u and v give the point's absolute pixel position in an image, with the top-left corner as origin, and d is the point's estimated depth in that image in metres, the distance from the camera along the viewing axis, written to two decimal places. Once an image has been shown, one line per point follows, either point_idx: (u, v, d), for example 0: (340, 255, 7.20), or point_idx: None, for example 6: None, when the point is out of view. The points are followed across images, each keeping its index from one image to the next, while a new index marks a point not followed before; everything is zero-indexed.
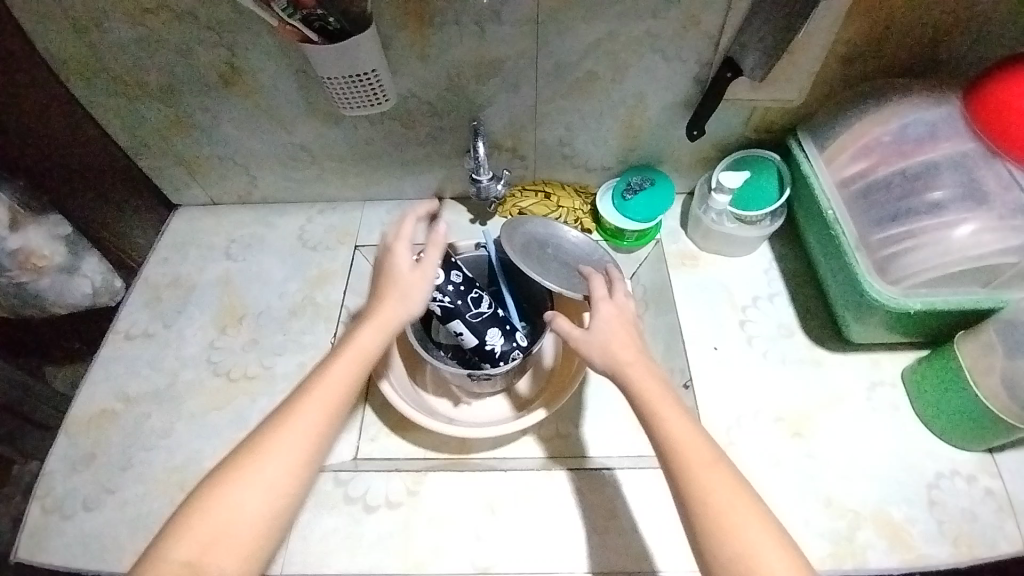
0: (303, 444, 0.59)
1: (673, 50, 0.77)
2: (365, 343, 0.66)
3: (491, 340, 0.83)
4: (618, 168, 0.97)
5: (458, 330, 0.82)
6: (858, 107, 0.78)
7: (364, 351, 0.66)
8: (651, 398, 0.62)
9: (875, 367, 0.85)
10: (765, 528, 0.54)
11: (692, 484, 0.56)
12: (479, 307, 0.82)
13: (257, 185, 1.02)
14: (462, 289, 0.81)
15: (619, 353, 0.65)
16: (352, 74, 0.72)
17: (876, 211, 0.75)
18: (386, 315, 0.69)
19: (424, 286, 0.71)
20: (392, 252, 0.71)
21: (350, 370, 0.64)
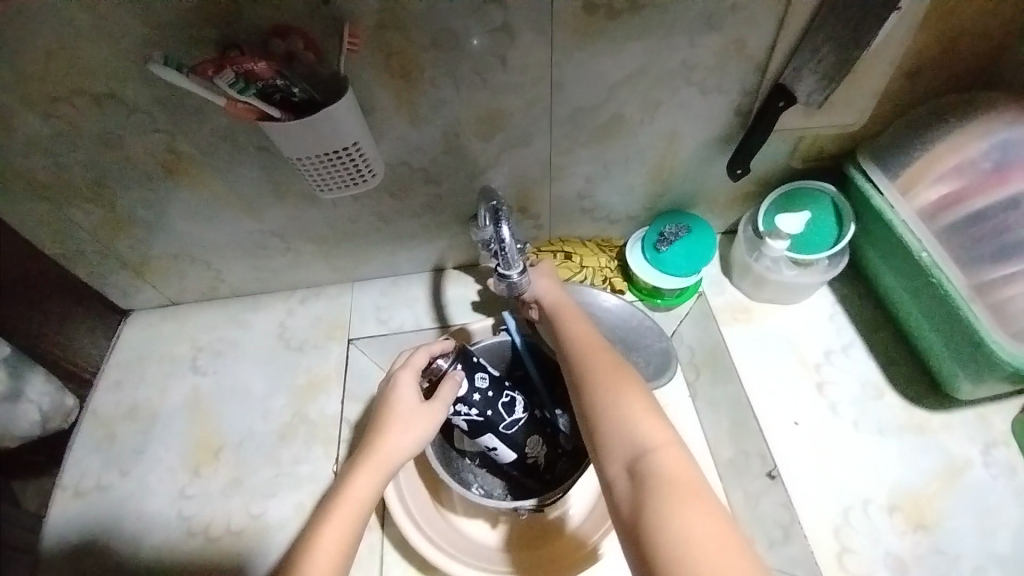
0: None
1: (712, 82, 0.65)
2: (361, 491, 0.58)
3: (532, 450, 0.69)
4: (646, 217, 0.83)
5: (491, 445, 0.67)
6: (932, 129, 0.68)
7: (361, 498, 0.57)
8: (562, 313, 0.67)
9: (985, 424, 0.70)
10: (642, 410, 0.55)
11: (582, 367, 0.60)
12: (514, 414, 0.66)
13: (223, 279, 0.86)
14: (490, 396, 0.64)
15: (561, 318, 0.66)
16: (327, 152, 0.57)
17: (975, 249, 0.63)
18: (385, 456, 0.59)
19: (430, 426, 0.60)
20: (396, 381, 0.62)
21: (350, 524, 0.56)
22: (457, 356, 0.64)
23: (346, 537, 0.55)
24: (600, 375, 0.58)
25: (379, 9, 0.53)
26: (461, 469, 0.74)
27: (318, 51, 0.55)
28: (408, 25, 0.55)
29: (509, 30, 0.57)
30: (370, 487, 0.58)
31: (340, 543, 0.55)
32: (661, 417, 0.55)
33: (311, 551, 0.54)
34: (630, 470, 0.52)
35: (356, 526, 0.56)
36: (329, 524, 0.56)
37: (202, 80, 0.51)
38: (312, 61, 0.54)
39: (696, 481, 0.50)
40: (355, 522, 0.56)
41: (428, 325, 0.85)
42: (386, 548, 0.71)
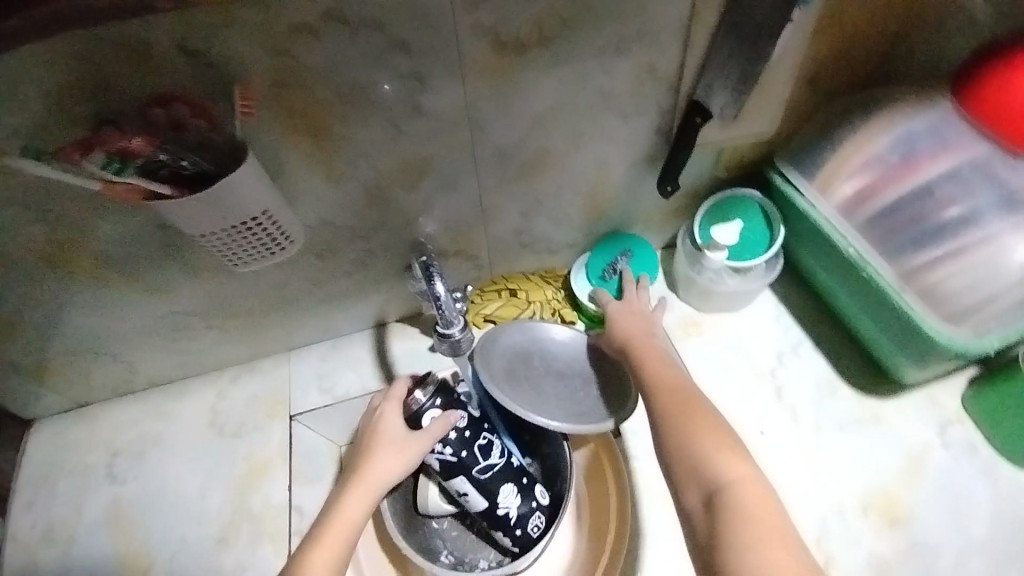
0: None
1: (630, 107, 0.65)
2: (350, 518, 0.55)
3: (504, 503, 0.64)
4: (585, 243, 0.82)
5: (462, 489, 0.63)
6: (842, 126, 0.69)
7: (348, 527, 0.55)
8: (647, 343, 0.63)
9: (935, 404, 0.72)
10: (724, 447, 0.51)
11: (658, 402, 0.56)
12: (489, 458, 0.63)
13: (138, 369, 0.77)
14: (467, 436, 0.61)
15: (622, 344, 0.64)
16: (233, 225, 0.53)
17: (899, 238, 0.64)
18: (372, 483, 0.57)
19: (416, 454, 0.58)
20: (385, 409, 0.60)
21: (336, 553, 0.53)
22: (438, 388, 0.61)
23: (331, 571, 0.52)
24: (685, 410, 0.54)
25: (272, 66, 0.49)
26: (429, 535, 0.72)
27: (209, 117, 0.50)
28: (308, 80, 0.51)
29: (418, 75, 0.54)
30: (358, 514, 0.56)
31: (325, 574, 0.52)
32: (744, 455, 0.51)
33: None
34: (707, 506, 0.48)
35: (342, 557, 0.53)
36: (315, 553, 0.53)
37: (70, 165, 0.47)
38: (203, 127, 0.50)
39: (783, 525, 0.46)
40: (340, 554, 0.53)
41: (375, 387, 0.79)
42: None
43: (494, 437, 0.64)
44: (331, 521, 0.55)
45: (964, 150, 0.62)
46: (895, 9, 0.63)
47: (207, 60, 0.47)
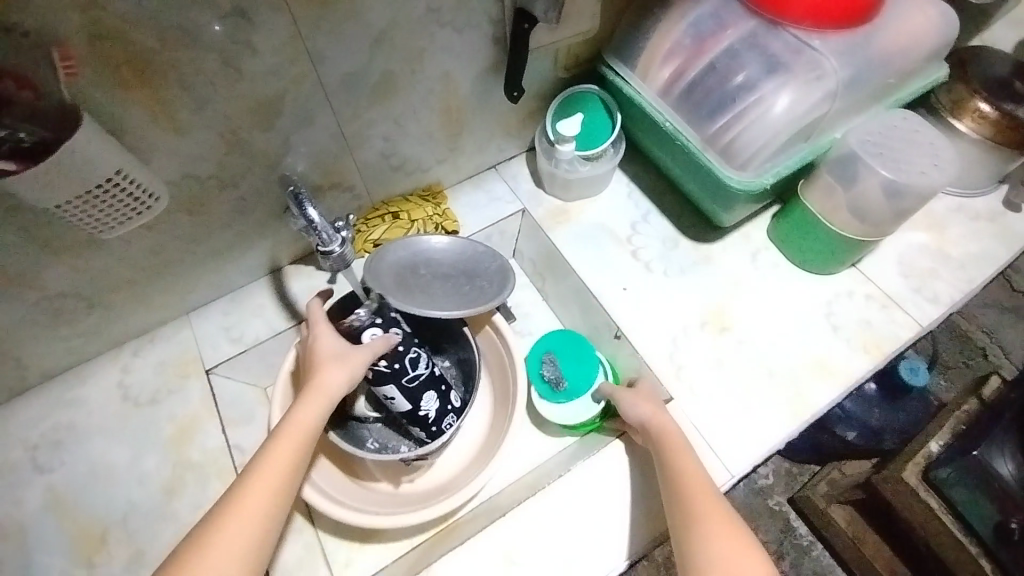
0: (256, 523, 0.55)
1: (461, 19, 0.69)
2: (305, 423, 0.61)
3: (426, 406, 0.72)
4: (453, 158, 0.88)
5: (388, 395, 0.71)
6: (648, 16, 0.79)
7: (304, 432, 0.61)
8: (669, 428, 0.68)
9: (748, 239, 0.90)
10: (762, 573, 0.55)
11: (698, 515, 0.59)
12: (416, 370, 0.71)
13: (27, 363, 0.75)
14: (398, 350, 0.69)
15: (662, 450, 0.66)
16: (86, 192, 0.54)
17: (703, 108, 0.77)
18: (323, 394, 0.63)
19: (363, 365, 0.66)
20: (325, 330, 0.67)
21: (296, 452, 0.60)
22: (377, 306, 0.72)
23: (293, 470, 0.59)
24: (726, 524, 0.58)
25: (84, 21, 0.48)
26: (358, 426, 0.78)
27: (34, 87, 0.48)
28: (127, 30, 0.51)
29: (243, 12, 0.55)
30: (313, 420, 0.62)
31: (286, 470, 0.58)
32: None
33: (257, 481, 0.57)
34: None
35: (301, 457, 0.60)
36: (274, 449, 0.59)
37: None
38: (31, 99, 0.48)
39: None
40: (300, 457, 0.60)
41: (283, 326, 0.83)
42: (323, 537, 0.73)
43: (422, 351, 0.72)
44: (289, 428, 0.61)
45: (736, 28, 0.75)
46: None
47: (23, 31, 0.47)
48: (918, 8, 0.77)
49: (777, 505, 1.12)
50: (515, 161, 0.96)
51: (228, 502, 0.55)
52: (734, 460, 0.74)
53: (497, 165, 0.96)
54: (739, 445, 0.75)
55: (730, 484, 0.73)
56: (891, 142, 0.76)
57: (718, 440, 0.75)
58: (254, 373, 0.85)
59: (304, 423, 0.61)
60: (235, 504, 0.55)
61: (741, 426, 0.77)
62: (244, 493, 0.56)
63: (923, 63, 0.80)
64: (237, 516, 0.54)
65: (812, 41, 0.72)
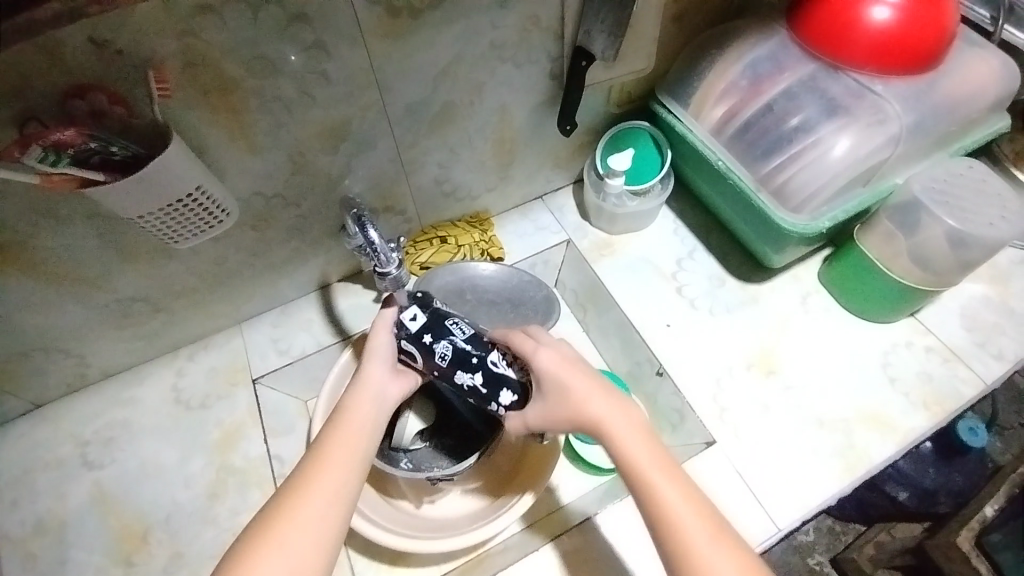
0: (328, 513, 0.50)
1: (522, 55, 0.72)
2: (364, 410, 0.58)
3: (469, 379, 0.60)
4: (502, 186, 0.90)
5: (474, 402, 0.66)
6: (705, 57, 0.80)
7: (361, 423, 0.57)
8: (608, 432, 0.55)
9: (798, 281, 0.88)
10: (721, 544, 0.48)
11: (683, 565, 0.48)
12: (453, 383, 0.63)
13: (92, 361, 0.79)
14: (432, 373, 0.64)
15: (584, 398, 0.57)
16: (169, 204, 0.57)
17: (756, 148, 0.77)
18: (374, 384, 0.61)
19: (389, 334, 0.65)
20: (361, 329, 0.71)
21: (358, 438, 0.56)
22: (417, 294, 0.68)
23: (360, 456, 0.55)
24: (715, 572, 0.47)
25: (180, 47, 0.53)
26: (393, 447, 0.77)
27: (126, 103, 0.54)
28: (217, 56, 0.55)
29: (322, 45, 0.59)
30: (371, 407, 0.59)
31: (352, 453, 0.54)
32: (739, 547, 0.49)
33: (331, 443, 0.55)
34: None
35: (366, 441, 0.56)
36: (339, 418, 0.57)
37: (11, 160, 0.51)
38: (122, 113, 0.54)
39: None
40: (366, 437, 0.56)
41: (329, 341, 0.85)
42: (352, 557, 0.72)
43: (450, 320, 0.63)
44: (345, 414, 0.58)
45: (793, 71, 0.75)
46: None
47: (116, 49, 0.50)
48: (986, 57, 0.76)
49: (817, 565, 1.05)
50: (562, 193, 0.98)
51: (286, 500, 0.50)
52: (780, 511, 0.71)
53: (544, 195, 0.97)
54: (785, 497, 0.72)
55: (775, 537, 0.70)
56: (956, 192, 0.74)
57: (763, 490, 0.72)
58: (297, 386, 0.87)
59: (363, 411, 0.58)
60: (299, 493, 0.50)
61: (790, 474, 0.73)
62: (308, 481, 0.51)
63: (987, 111, 0.78)
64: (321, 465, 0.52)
65: (874, 86, 0.71)
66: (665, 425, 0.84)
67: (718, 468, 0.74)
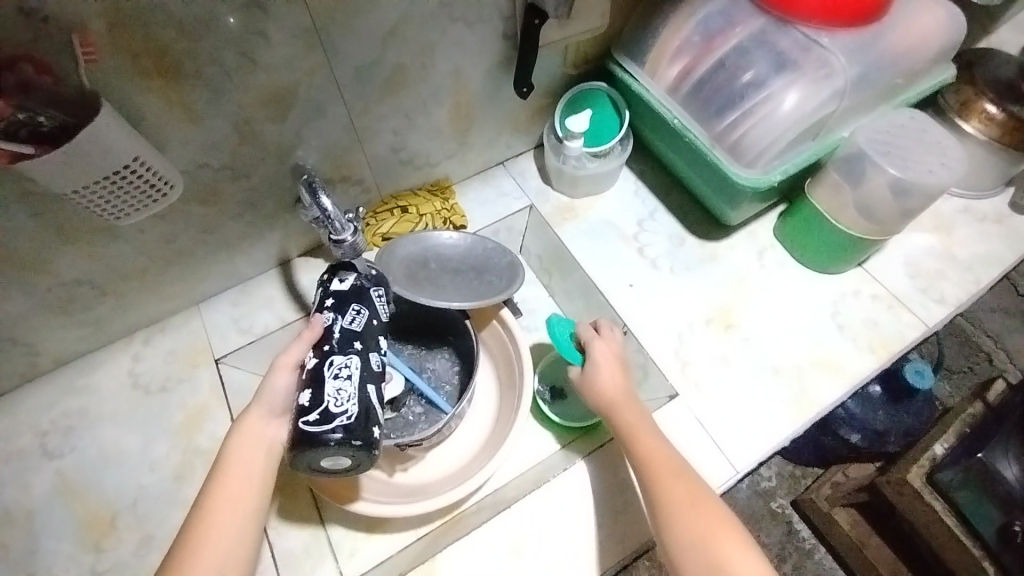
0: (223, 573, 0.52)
1: (473, 14, 0.70)
2: (243, 461, 0.56)
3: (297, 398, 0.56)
4: (462, 153, 0.89)
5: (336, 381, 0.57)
6: (658, 13, 0.79)
7: (249, 466, 0.56)
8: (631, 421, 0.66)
9: (754, 237, 0.90)
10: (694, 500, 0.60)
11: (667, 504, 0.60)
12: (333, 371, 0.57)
13: (40, 349, 0.76)
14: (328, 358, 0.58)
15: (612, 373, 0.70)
16: (104, 177, 0.54)
17: (710, 106, 0.77)
18: (255, 428, 0.57)
19: (291, 371, 0.59)
20: None
21: (241, 493, 0.55)
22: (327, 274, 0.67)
23: (249, 500, 0.55)
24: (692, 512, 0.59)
25: (102, 7, 0.49)
26: None
27: (53, 72, 0.51)
28: (144, 18, 0.51)
29: (259, 4, 0.56)
30: (253, 454, 0.57)
31: (232, 513, 0.54)
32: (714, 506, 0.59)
33: (224, 486, 0.55)
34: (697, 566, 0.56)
35: (253, 495, 0.56)
36: (232, 457, 0.56)
37: None
38: (49, 83, 0.50)
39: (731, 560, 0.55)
40: (256, 484, 0.56)
41: (292, 317, 0.84)
42: (329, 527, 0.73)
43: (338, 317, 0.61)
44: (224, 466, 0.56)
45: (745, 26, 0.75)
46: None
47: (44, 16, 0.48)
48: (927, 9, 0.77)
49: (779, 508, 1.11)
50: (523, 158, 0.97)
51: (177, 562, 0.52)
52: (740, 456, 0.74)
53: (505, 161, 0.96)
54: (742, 442, 0.75)
55: (734, 479, 0.73)
56: (901, 142, 0.76)
57: (723, 436, 0.76)
58: None
59: (240, 465, 0.56)
60: (186, 562, 0.51)
61: (748, 420, 0.77)
62: (194, 547, 0.52)
63: (930, 64, 0.80)
64: (216, 511, 0.54)
65: (821, 39, 0.72)
66: None
67: (681, 419, 0.77)
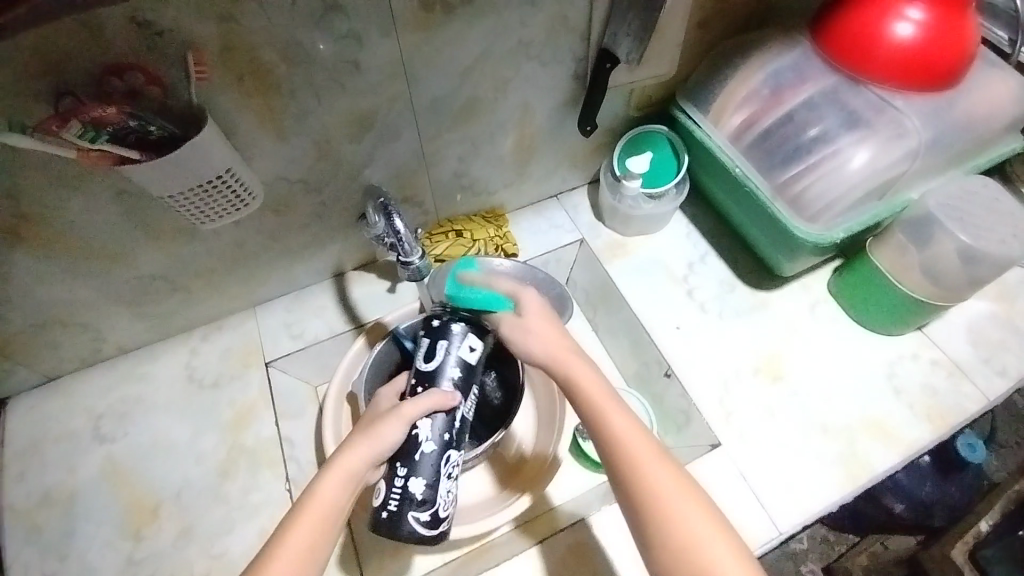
0: None
1: (548, 54, 0.73)
2: (329, 495, 0.55)
3: (405, 480, 0.59)
4: (519, 183, 0.91)
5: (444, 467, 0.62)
6: (728, 64, 0.81)
7: (332, 505, 0.55)
8: (614, 435, 0.56)
9: (807, 290, 0.89)
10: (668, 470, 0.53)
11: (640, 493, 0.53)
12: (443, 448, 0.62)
13: (108, 336, 0.80)
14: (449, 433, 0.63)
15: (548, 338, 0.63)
16: (200, 183, 0.58)
17: (774, 157, 0.78)
18: (349, 466, 0.56)
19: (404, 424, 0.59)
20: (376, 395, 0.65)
21: (316, 536, 0.53)
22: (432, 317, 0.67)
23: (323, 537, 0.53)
24: (667, 500, 0.52)
25: (219, 31, 0.54)
26: None
27: (162, 83, 0.55)
28: (253, 42, 0.56)
29: (356, 35, 0.60)
30: (339, 494, 0.55)
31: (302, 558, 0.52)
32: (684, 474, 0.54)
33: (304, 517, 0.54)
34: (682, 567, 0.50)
35: (325, 538, 0.54)
36: (323, 484, 0.55)
37: (50, 137, 0.51)
38: (158, 94, 0.55)
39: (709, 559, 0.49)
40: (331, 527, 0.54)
41: (342, 328, 0.86)
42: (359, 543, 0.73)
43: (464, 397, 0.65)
44: (307, 503, 0.55)
45: (815, 82, 0.76)
46: None
47: (157, 29, 0.51)
48: (1005, 77, 0.76)
49: (809, 573, 1.05)
50: (578, 192, 0.99)
51: None
52: (783, 516, 0.72)
53: (559, 194, 0.98)
54: (787, 501, 0.73)
55: (776, 540, 0.71)
56: (970, 209, 0.75)
57: (767, 493, 0.73)
58: (309, 371, 0.88)
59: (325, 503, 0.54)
60: None
61: (795, 479, 0.74)
62: None
63: (1005, 130, 0.79)
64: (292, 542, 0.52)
65: (894, 100, 0.72)
66: (670, 426, 0.86)
67: (723, 470, 0.75)
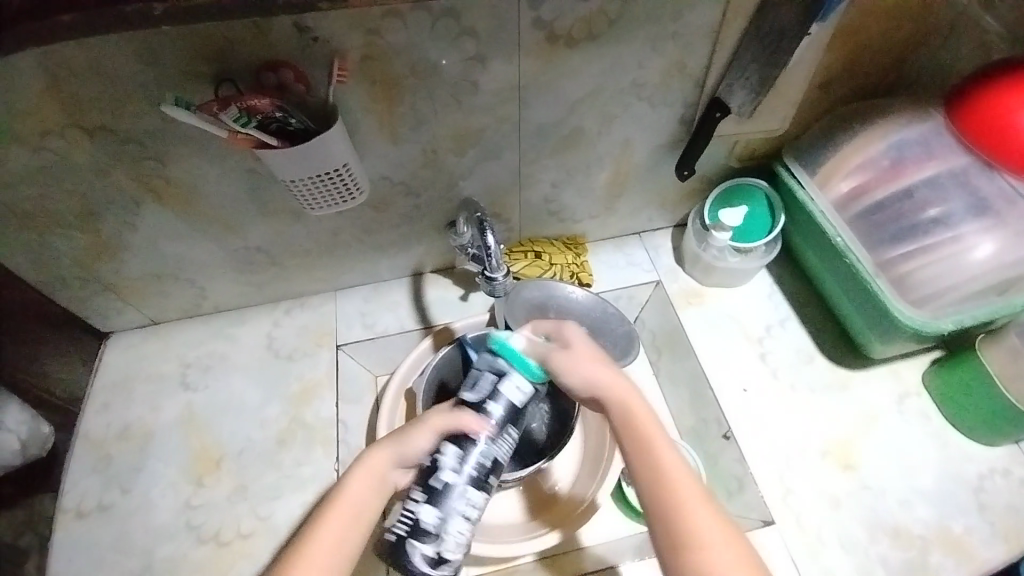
0: None
1: (659, 97, 0.73)
2: (357, 498, 0.57)
3: (419, 505, 0.55)
4: (605, 216, 0.92)
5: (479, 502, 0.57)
6: (845, 130, 0.78)
7: (359, 505, 0.56)
8: (661, 474, 0.54)
9: (897, 377, 0.82)
10: (715, 518, 0.52)
11: (681, 539, 0.51)
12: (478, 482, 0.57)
13: (207, 294, 0.88)
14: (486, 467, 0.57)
15: (598, 366, 0.61)
16: (320, 174, 0.63)
17: (881, 232, 0.74)
18: (378, 466, 0.58)
19: (433, 435, 0.58)
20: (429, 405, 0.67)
21: (344, 532, 0.55)
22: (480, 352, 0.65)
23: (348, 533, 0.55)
24: (712, 549, 0.50)
25: (364, 43, 0.59)
26: None
27: (307, 82, 0.61)
28: (389, 54, 0.60)
29: (481, 58, 0.63)
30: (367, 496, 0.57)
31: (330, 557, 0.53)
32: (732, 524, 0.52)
33: (335, 510, 0.56)
34: None
35: (354, 532, 0.56)
36: (353, 483, 0.57)
37: (209, 117, 0.57)
38: (302, 91, 0.60)
39: None
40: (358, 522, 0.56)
41: (411, 327, 0.89)
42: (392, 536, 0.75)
43: (498, 428, 0.59)
44: (336, 502, 0.57)
45: (943, 161, 0.72)
46: (896, 32, 0.72)
47: (313, 35, 0.57)
48: None
49: None
50: (661, 233, 0.97)
51: None
52: None
53: (643, 232, 0.97)
54: None
55: None
56: None
57: None
58: (373, 361, 0.92)
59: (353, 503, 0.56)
60: None
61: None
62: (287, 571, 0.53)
63: None
64: (317, 540, 0.54)
65: None
66: None
67: (773, 552, 0.70)
